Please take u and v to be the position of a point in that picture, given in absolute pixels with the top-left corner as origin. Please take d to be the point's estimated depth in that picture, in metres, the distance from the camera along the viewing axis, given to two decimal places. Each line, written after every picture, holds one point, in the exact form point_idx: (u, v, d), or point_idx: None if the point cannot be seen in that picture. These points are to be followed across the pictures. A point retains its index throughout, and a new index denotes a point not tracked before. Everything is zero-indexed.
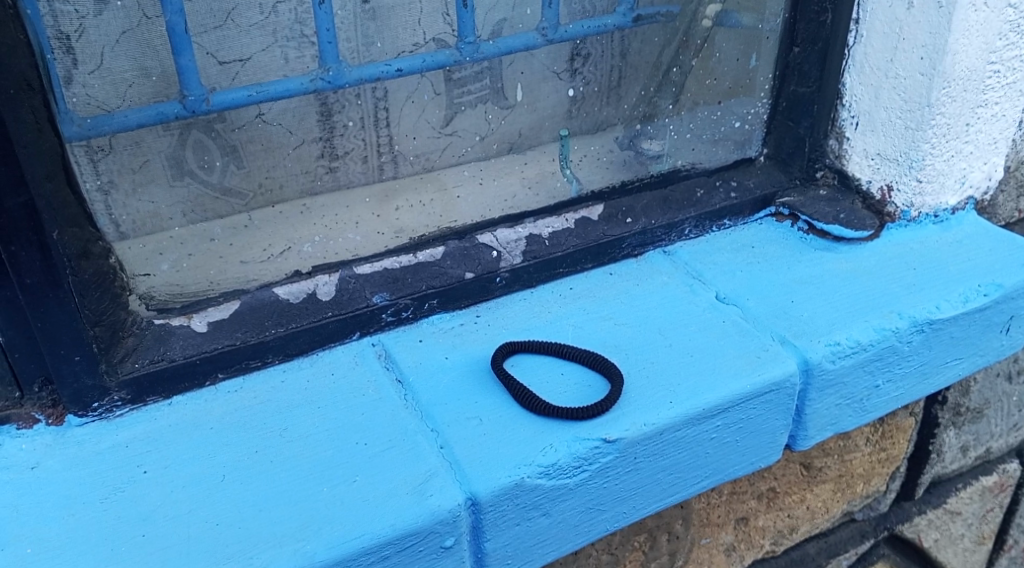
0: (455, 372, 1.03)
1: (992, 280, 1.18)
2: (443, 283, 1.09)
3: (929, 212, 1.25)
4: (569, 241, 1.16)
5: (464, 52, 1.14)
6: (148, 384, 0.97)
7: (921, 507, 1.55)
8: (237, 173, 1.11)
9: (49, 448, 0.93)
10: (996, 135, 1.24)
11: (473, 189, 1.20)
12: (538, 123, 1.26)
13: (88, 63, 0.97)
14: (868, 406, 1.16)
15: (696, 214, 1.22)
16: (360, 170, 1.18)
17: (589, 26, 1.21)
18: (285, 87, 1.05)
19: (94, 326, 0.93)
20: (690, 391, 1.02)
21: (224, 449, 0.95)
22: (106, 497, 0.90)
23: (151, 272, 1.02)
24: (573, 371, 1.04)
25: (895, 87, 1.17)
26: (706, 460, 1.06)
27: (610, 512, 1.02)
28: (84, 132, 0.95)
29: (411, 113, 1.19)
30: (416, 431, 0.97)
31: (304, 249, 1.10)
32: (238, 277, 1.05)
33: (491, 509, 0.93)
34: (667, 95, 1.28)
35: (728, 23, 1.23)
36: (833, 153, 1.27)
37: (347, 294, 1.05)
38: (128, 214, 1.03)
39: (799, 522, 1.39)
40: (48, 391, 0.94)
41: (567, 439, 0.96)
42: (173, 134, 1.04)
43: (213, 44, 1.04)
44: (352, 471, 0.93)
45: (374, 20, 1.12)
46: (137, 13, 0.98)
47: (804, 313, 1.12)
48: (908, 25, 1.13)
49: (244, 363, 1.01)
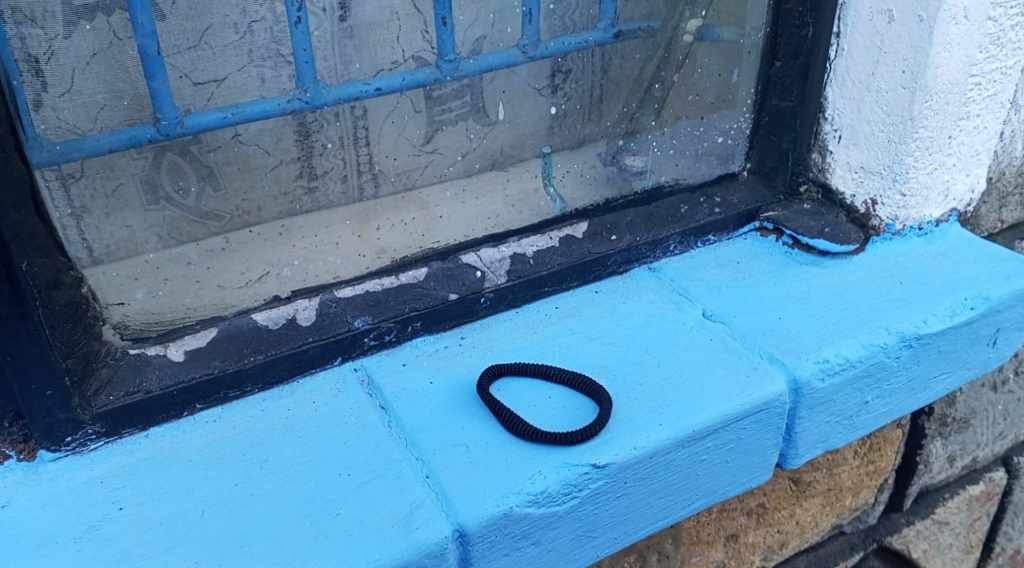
0: (440, 398, 1.01)
1: (978, 293, 1.17)
2: (425, 305, 1.07)
3: (913, 225, 1.24)
4: (553, 260, 1.14)
5: (445, 70, 1.13)
6: (123, 417, 0.94)
7: (909, 517, 1.53)
8: (213, 196, 1.08)
9: (20, 485, 0.91)
10: (978, 147, 1.24)
11: (456, 208, 1.19)
12: (520, 140, 1.24)
13: (59, 86, 0.94)
14: (857, 422, 1.15)
15: (680, 230, 1.20)
16: (339, 191, 1.16)
17: (570, 42, 1.19)
18: (262, 108, 1.03)
19: (67, 358, 0.90)
20: (679, 414, 1.00)
21: (203, 484, 0.92)
22: (80, 536, 0.87)
23: (125, 300, 0.99)
24: (560, 395, 1.02)
25: (877, 101, 1.16)
26: (697, 482, 1.04)
27: (601, 538, 1.00)
28: (55, 157, 0.93)
29: (390, 132, 1.18)
30: (401, 460, 0.95)
31: (283, 273, 1.07)
32: (216, 304, 1.03)
33: (479, 540, 0.91)
34: (649, 111, 1.28)
35: (710, 38, 1.22)
36: (817, 167, 1.26)
37: (327, 319, 1.03)
38: (102, 239, 1.01)
39: (789, 537, 1.37)
40: (18, 426, 0.90)
41: (555, 466, 0.94)
42: (146, 157, 1.02)
43: (187, 65, 1.02)
44: (336, 504, 0.91)
45: (353, 39, 1.11)
46: (108, 34, 0.96)
47: (792, 331, 1.11)
48: (889, 39, 1.13)
49: (223, 394, 0.99)
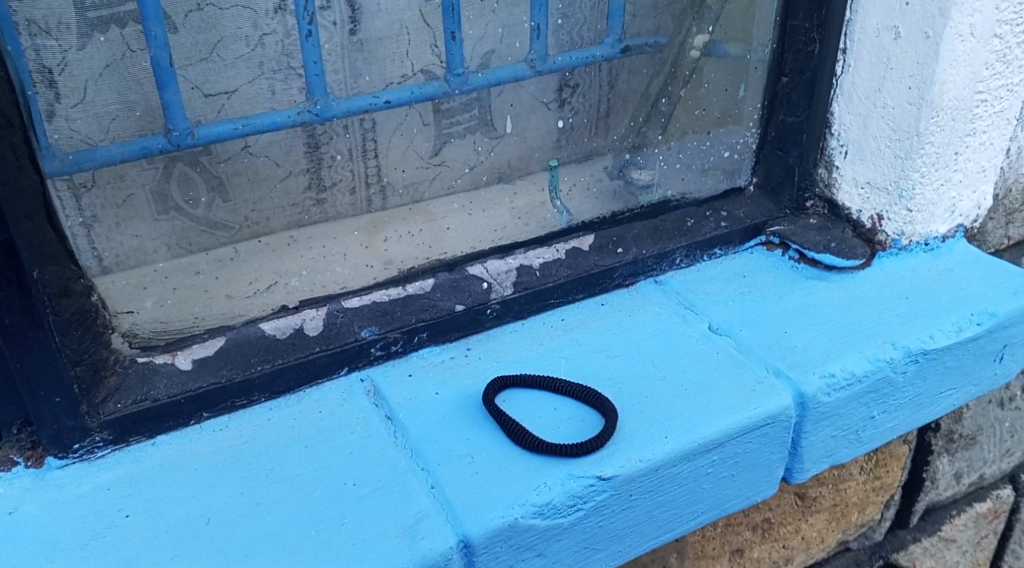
0: (446, 408, 1.01)
1: (984, 309, 1.17)
2: (432, 316, 1.07)
3: (920, 240, 1.25)
4: (559, 272, 1.14)
5: (453, 84, 1.16)
6: (130, 424, 0.95)
7: (915, 534, 1.53)
8: (223, 207, 1.09)
9: (28, 491, 0.91)
10: (985, 163, 1.24)
11: (463, 220, 1.19)
12: (527, 153, 1.25)
13: (71, 97, 0.95)
14: (863, 437, 1.15)
15: (686, 243, 1.21)
16: (347, 202, 1.16)
17: (577, 57, 1.22)
18: (271, 120, 1.07)
19: (76, 365, 0.91)
20: (684, 426, 1.01)
21: (209, 492, 0.93)
22: (87, 543, 0.88)
23: (134, 308, 1.00)
24: (566, 407, 1.02)
25: (884, 117, 1.17)
26: (702, 495, 1.04)
27: (606, 551, 1.00)
28: (67, 167, 0.95)
29: (398, 145, 1.18)
30: (406, 470, 0.95)
31: (291, 283, 1.08)
32: (224, 314, 1.04)
33: (484, 551, 0.91)
34: (656, 126, 1.27)
35: (717, 53, 1.23)
36: (822, 183, 1.26)
37: (334, 329, 1.04)
38: (111, 248, 1.01)
39: (794, 553, 1.37)
40: (26, 433, 0.92)
41: (560, 477, 0.95)
42: (157, 167, 1.02)
43: (198, 77, 1.03)
44: (341, 513, 0.91)
45: (362, 52, 1.12)
46: (122, 46, 0.97)
47: (797, 345, 1.11)
48: (895, 56, 1.13)
49: (230, 402, 1.00)
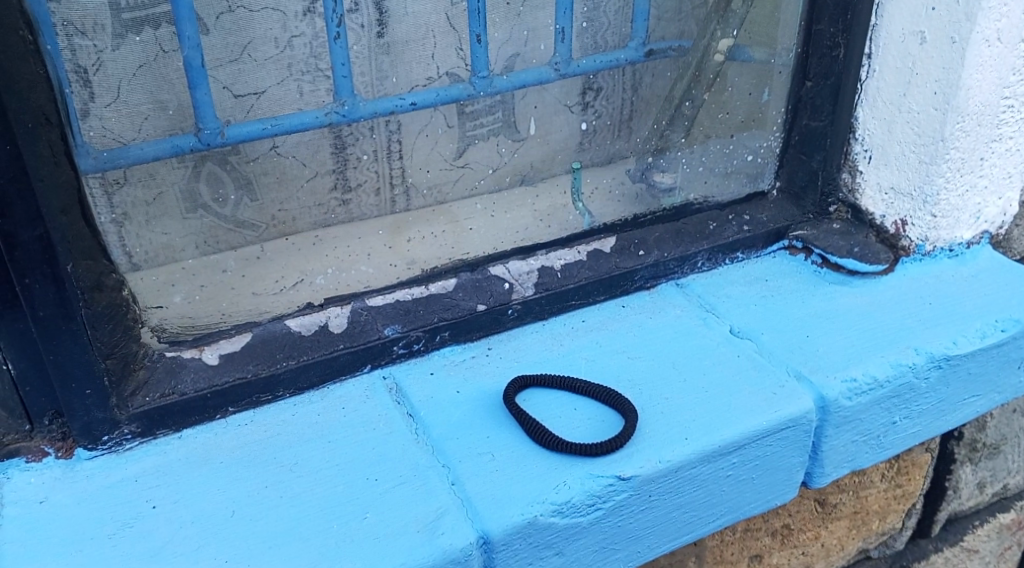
0: (467, 406, 1.02)
1: (1008, 316, 1.17)
2: (454, 315, 1.09)
3: (944, 246, 1.25)
4: (581, 273, 1.16)
5: (478, 86, 1.18)
6: (158, 417, 0.97)
7: (937, 544, 1.52)
8: (250, 206, 1.09)
9: (58, 481, 0.94)
10: (1011, 170, 1.24)
11: (485, 222, 1.20)
12: (550, 156, 1.24)
13: (105, 97, 0.97)
14: (884, 443, 1.15)
15: (708, 247, 1.21)
16: (372, 203, 1.16)
17: (601, 61, 1.21)
18: (299, 121, 1.09)
19: (106, 358, 0.93)
20: (705, 428, 1.01)
21: (234, 485, 0.94)
22: (114, 533, 0.89)
23: (163, 304, 1.02)
24: (587, 407, 1.03)
25: (908, 122, 1.17)
26: (722, 497, 1.05)
27: (625, 551, 1.01)
28: (100, 164, 0.97)
29: (423, 146, 1.18)
30: (427, 467, 0.96)
31: (316, 281, 1.10)
32: (250, 310, 1.06)
33: (503, 548, 0.92)
34: (678, 129, 1.27)
35: (741, 58, 1.23)
36: (845, 188, 1.26)
37: (358, 327, 1.05)
38: (141, 246, 1.01)
39: (814, 559, 1.37)
40: (57, 424, 0.94)
41: (580, 477, 0.95)
42: (186, 166, 1.03)
43: (228, 78, 1.04)
44: (363, 508, 0.93)
45: (389, 55, 1.13)
46: (154, 47, 0.99)
47: (819, 349, 1.11)
48: (920, 61, 1.14)
49: (255, 398, 1.01)
